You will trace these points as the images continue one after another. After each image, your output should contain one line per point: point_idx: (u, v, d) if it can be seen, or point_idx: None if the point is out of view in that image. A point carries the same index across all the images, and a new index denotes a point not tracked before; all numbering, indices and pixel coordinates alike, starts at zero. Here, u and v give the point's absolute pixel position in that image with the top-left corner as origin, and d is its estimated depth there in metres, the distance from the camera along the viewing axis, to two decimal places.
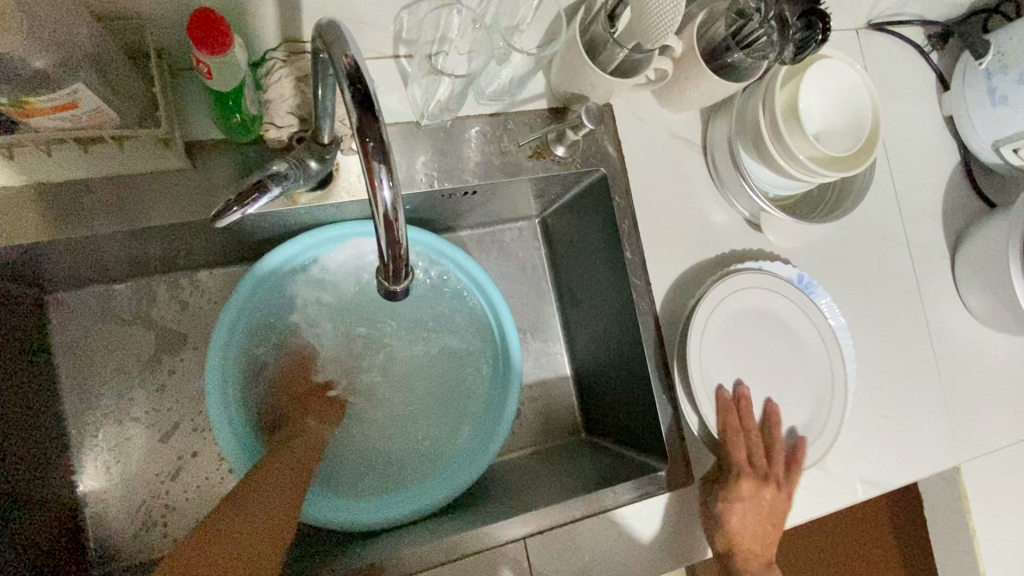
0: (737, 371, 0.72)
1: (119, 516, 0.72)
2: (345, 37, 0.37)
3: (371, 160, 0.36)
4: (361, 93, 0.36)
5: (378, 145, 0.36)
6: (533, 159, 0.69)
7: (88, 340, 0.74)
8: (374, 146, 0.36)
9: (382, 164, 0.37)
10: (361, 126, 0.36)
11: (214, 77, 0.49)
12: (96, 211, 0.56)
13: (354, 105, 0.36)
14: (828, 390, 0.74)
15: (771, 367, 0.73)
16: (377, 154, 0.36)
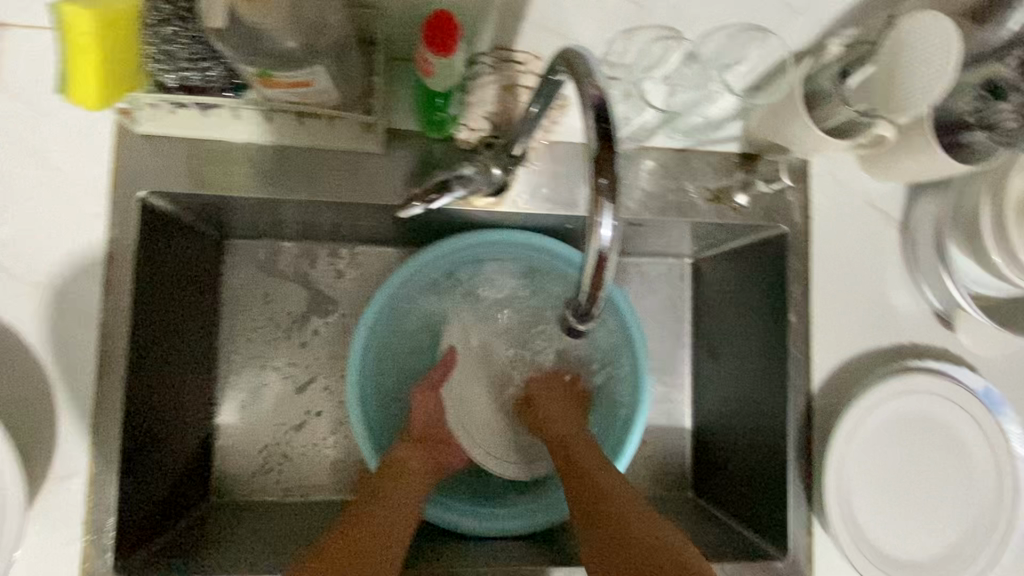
0: (885, 480, 0.65)
1: (242, 453, 0.78)
2: (592, 69, 0.37)
3: (599, 196, 0.36)
4: (605, 129, 0.36)
5: (610, 184, 0.36)
6: (710, 203, 0.66)
7: (251, 287, 0.80)
8: (606, 181, 0.36)
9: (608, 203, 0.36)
10: (599, 158, 0.36)
11: (433, 76, 0.51)
12: (294, 178, 0.60)
13: (595, 137, 0.36)
14: (988, 522, 0.65)
15: (927, 480, 0.65)
16: (607, 193, 0.36)
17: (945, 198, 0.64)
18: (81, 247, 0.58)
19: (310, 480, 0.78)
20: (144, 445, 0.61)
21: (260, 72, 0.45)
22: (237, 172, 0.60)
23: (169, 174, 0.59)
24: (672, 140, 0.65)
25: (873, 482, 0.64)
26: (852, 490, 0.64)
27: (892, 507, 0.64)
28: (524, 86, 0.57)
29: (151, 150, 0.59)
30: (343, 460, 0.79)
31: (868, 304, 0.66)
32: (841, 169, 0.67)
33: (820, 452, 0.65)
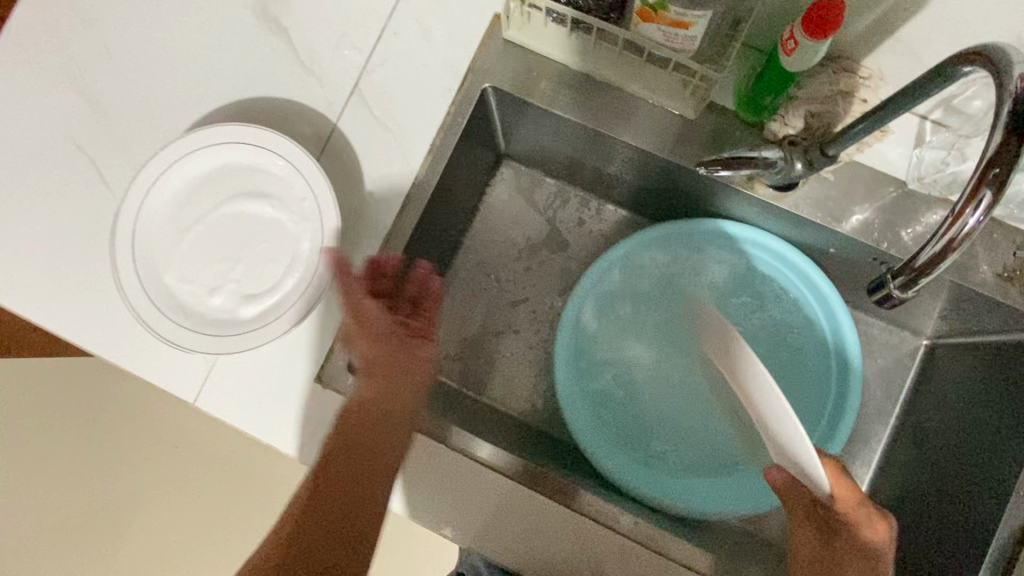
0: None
1: (443, 337, 0.86)
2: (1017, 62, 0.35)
3: (982, 183, 0.35)
4: (1019, 118, 0.33)
5: (1002, 174, 0.34)
6: (997, 279, 0.63)
7: (504, 204, 0.89)
8: (997, 173, 0.34)
9: (990, 194, 0.35)
10: (996, 153, 0.34)
11: (792, 55, 0.54)
12: (608, 112, 0.69)
13: (1001, 129, 0.34)
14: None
15: None
16: (994, 182, 0.35)
17: None
18: (428, 110, 0.69)
19: (490, 384, 0.85)
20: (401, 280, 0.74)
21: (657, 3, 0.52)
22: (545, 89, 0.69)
23: (505, 72, 0.69)
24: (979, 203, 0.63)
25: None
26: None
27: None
28: (861, 98, 0.59)
29: (504, 51, 0.70)
30: (522, 380, 0.86)
31: None
32: None
33: None
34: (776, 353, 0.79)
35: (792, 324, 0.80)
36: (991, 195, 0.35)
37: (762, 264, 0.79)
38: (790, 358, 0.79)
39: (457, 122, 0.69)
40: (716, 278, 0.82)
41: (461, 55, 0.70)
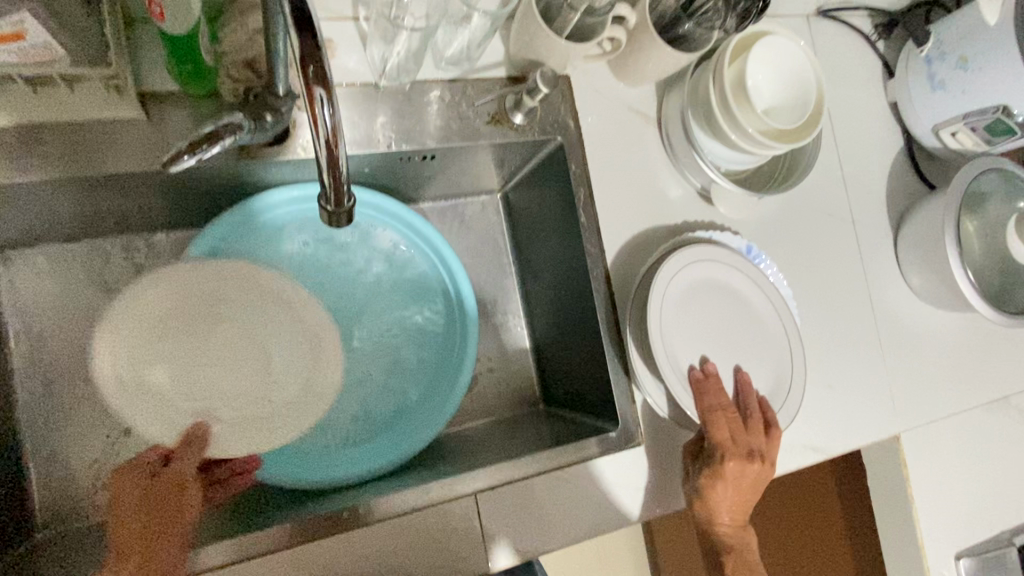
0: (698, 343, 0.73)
1: (68, 477, 0.71)
2: None
3: (311, 87, 0.42)
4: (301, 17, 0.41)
5: (318, 70, 0.42)
6: (491, 125, 0.71)
7: (38, 298, 0.73)
8: (313, 68, 0.41)
9: (322, 91, 0.42)
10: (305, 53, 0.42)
11: (167, 18, 0.52)
12: (46, 158, 0.55)
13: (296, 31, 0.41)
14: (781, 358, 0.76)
15: (738, 344, 0.75)
16: (317, 80, 0.42)
17: (684, 92, 0.74)
18: None
19: None
20: None
21: None
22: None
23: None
24: (441, 70, 0.69)
25: (688, 338, 0.73)
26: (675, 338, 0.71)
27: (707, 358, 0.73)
28: None
29: None
30: None
31: (644, 193, 0.75)
32: (597, 78, 0.75)
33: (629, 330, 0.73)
34: (387, 273, 0.80)
35: (379, 242, 0.79)
36: (324, 92, 0.42)
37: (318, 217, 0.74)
38: (399, 270, 0.80)
39: None
40: (294, 254, 0.76)
41: None
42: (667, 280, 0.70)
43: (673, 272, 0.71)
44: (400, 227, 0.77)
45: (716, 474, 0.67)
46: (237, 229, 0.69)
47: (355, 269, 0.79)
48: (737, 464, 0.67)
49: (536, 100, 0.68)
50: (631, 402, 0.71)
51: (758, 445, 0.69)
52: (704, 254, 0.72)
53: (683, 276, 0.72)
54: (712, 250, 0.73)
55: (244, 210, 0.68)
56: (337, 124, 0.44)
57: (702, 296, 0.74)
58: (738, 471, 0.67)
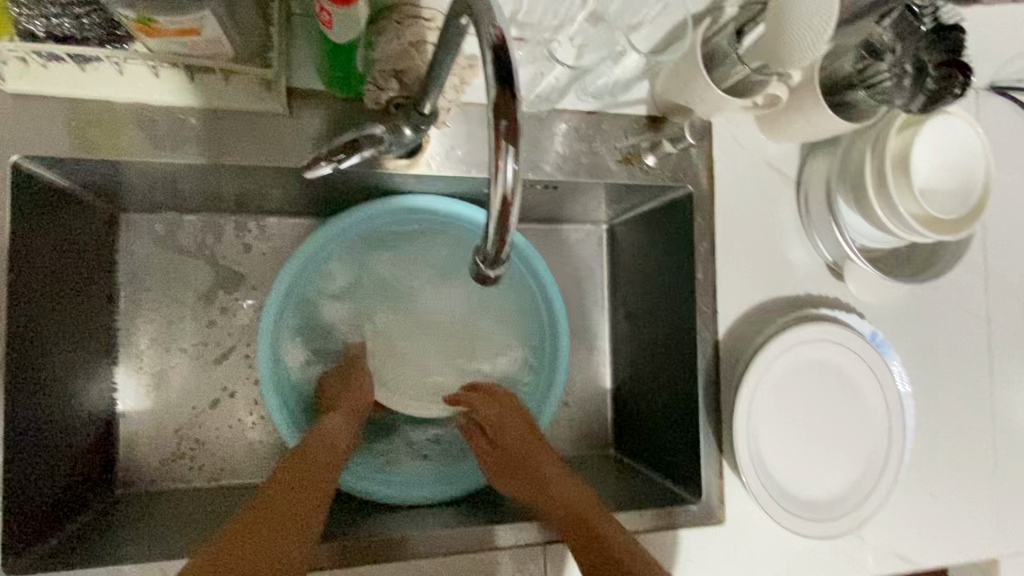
0: (796, 427, 0.66)
1: (150, 440, 0.73)
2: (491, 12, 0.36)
3: (500, 139, 0.35)
4: (504, 66, 0.34)
5: (511, 126, 0.35)
6: (621, 164, 0.67)
7: (148, 263, 0.74)
8: (507, 121, 0.35)
9: (511, 144, 0.35)
10: (499, 102, 0.35)
11: (333, 28, 0.48)
12: (191, 141, 0.57)
13: (495, 77, 0.35)
14: (883, 454, 0.68)
15: (841, 434, 0.68)
16: (508, 135, 0.35)
17: (833, 158, 0.69)
18: None
19: (227, 462, 0.74)
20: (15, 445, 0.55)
21: (139, 16, 0.41)
22: (125, 146, 0.56)
23: (52, 137, 0.54)
24: (582, 102, 0.66)
25: (787, 416, 0.66)
26: (774, 412, 0.66)
27: (803, 443, 0.66)
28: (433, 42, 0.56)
29: (21, 112, 0.54)
30: (260, 442, 0.76)
31: (767, 257, 0.71)
32: (740, 129, 0.70)
33: (728, 399, 0.69)
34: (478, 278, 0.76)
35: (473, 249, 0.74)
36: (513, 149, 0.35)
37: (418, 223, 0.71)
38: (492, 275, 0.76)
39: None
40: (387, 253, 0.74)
41: None
42: (770, 358, 0.65)
43: (779, 351, 0.65)
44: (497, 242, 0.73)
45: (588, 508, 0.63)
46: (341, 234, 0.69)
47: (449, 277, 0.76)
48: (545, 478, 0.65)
49: (676, 148, 0.65)
50: (717, 476, 0.68)
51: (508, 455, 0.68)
52: (823, 334, 0.67)
53: (794, 353, 0.66)
54: (834, 331, 0.67)
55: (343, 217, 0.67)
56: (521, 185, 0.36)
57: (812, 377, 0.67)
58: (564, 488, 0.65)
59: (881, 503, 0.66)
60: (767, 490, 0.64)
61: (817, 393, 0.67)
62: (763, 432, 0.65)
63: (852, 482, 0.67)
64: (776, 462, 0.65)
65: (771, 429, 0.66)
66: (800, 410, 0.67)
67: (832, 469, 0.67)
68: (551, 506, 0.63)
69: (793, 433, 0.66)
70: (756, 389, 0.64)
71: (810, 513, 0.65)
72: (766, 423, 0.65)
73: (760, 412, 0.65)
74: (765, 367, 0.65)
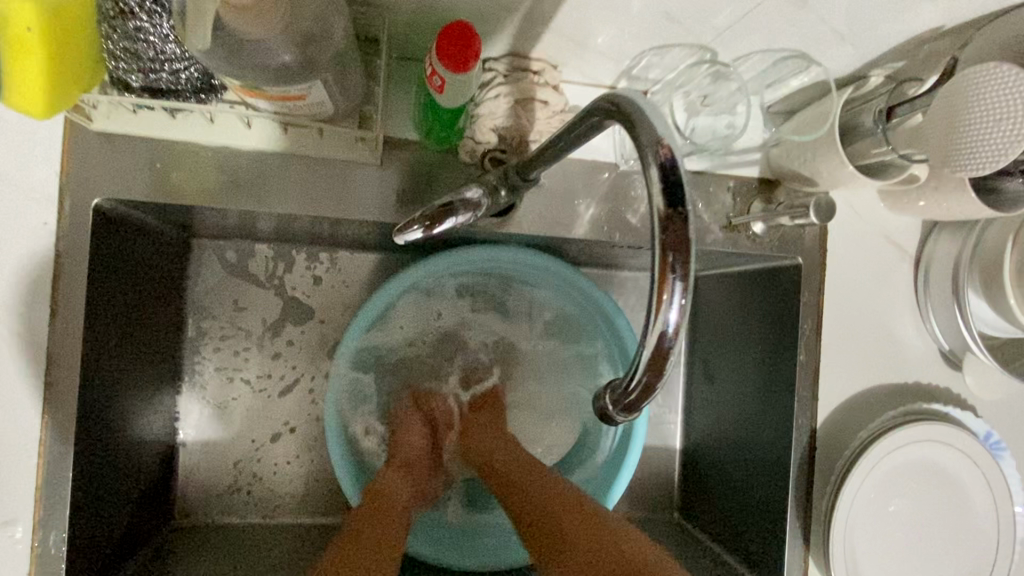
0: (896, 533, 0.61)
1: (207, 473, 0.71)
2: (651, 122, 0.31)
3: (667, 271, 0.30)
4: (669, 191, 0.30)
5: (683, 259, 0.30)
6: (726, 230, 0.62)
7: (218, 291, 0.72)
8: (673, 253, 0.30)
9: (675, 278, 0.30)
10: (663, 230, 0.30)
11: (444, 93, 0.44)
12: (278, 190, 0.53)
13: (657, 202, 0.30)
14: (988, 565, 0.62)
15: (944, 542, 0.62)
16: (678, 269, 0.30)
17: (965, 240, 0.62)
18: (26, 263, 0.50)
19: (283, 500, 0.72)
20: (84, 494, 0.54)
21: (245, 85, 0.37)
22: (208, 191, 0.53)
23: (134, 177, 0.51)
24: (691, 161, 0.60)
25: (886, 522, 0.61)
26: (872, 521, 0.60)
27: (901, 551, 0.61)
28: (540, 100, 0.52)
29: (105, 150, 0.51)
30: (317, 481, 0.73)
31: (877, 339, 0.65)
32: (859, 198, 0.64)
33: (821, 492, 0.63)
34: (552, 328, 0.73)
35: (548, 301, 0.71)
36: (681, 283, 0.30)
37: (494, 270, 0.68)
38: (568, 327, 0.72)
39: (77, 260, 0.51)
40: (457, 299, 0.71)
41: (41, 171, 0.50)
42: (873, 461, 0.59)
43: (882, 455, 0.59)
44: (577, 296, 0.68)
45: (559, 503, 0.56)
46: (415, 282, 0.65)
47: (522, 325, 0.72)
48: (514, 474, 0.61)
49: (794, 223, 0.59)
50: (801, 573, 0.63)
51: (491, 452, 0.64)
52: (931, 435, 0.60)
53: (899, 454, 0.60)
54: (945, 431, 0.61)
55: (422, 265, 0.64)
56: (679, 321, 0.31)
57: (916, 479, 0.61)
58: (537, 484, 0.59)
59: None
60: None
61: (919, 495, 0.62)
62: (860, 539, 0.60)
63: None
64: (871, 571, 0.60)
65: (867, 535, 0.60)
66: (900, 514, 0.61)
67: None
68: (524, 509, 0.57)
69: (891, 541, 0.61)
70: (852, 500, 0.59)
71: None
72: (863, 532, 0.60)
73: (859, 516, 0.60)
74: (861, 479, 0.59)
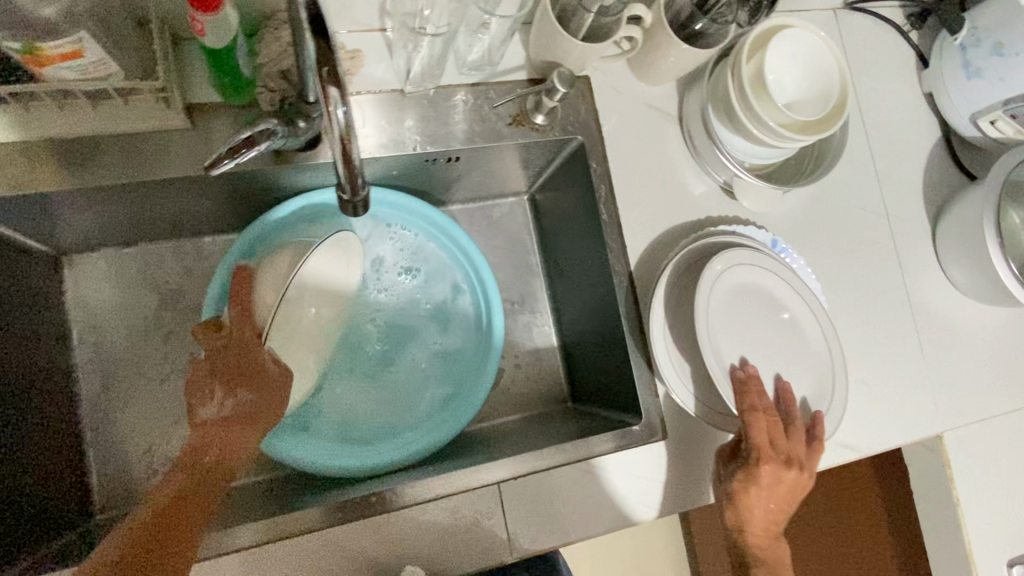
0: (740, 345, 0.71)
1: (120, 464, 0.76)
2: None
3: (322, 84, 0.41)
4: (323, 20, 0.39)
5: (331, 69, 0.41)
6: (513, 126, 0.73)
7: (98, 299, 0.78)
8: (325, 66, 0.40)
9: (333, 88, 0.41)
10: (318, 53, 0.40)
11: (207, 35, 0.54)
12: (103, 165, 0.61)
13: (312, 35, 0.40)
14: (825, 358, 0.74)
15: (782, 347, 0.73)
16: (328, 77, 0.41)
17: (704, 88, 0.75)
18: None
19: None
20: None
21: (23, 46, 0.46)
22: (44, 179, 0.60)
23: None
24: (464, 76, 0.72)
25: (734, 343, 0.71)
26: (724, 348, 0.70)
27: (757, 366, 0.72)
28: None
29: None
30: None
31: (665, 188, 0.76)
32: (617, 78, 0.76)
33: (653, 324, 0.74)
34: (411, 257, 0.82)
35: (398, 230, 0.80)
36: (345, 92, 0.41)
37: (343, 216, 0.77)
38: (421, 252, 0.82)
39: None
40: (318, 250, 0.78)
41: None
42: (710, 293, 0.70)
43: (716, 285, 0.70)
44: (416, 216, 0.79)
45: (750, 479, 0.67)
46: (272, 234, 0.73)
47: (381, 258, 0.81)
48: (773, 469, 0.67)
49: (556, 100, 0.70)
50: (655, 398, 0.72)
51: (798, 452, 0.69)
52: (738, 258, 0.72)
53: (721, 280, 0.71)
54: (748, 252, 0.72)
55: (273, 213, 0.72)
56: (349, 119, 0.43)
57: (740, 299, 0.72)
58: (773, 476, 0.67)
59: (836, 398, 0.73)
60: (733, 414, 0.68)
61: (751, 314, 0.73)
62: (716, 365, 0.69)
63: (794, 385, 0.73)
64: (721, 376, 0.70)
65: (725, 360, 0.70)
66: (737, 332, 0.72)
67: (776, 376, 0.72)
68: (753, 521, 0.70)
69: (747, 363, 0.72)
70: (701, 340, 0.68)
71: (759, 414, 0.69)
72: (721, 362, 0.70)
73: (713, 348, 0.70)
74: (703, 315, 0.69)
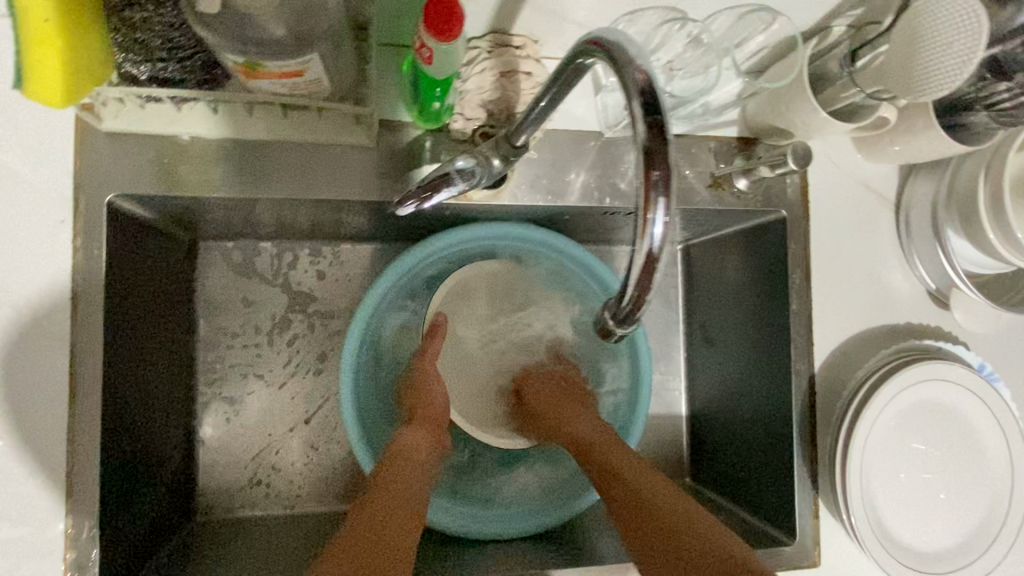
0: (909, 474, 0.63)
1: (226, 467, 0.72)
2: (634, 55, 0.32)
3: (650, 190, 0.32)
4: (655, 114, 0.31)
5: (664, 177, 0.32)
6: (710, 189, 0.64)
7: (228, 291, 0.74)
8: (660, 174, 0.31)
9: (662, 198, 0.32)
10: (651, 151, 0.31)
11: (433, 64, 0.47)
12: (278, 176, 0.56)
13: (637, 129, 0.32)
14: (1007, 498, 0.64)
15: (961, 482, 0.64)
16: (660, 186, 0.32)
17: (939, 179, 0.64)
18: (47, 259, 0.52)
19: (302, 491, 0.73)
20: (112, 484, 0.56)
21: (246, 62, 0.40)
22: (216, 184, 0.55)
23: (145, 177, 0.54)
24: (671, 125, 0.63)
25: (903, 470, 0.63)
26: (892, 475, 0.62)
27: (925, 498, 0.63)
28: (525, 72, 0.54)
29: (115, 146, 0.53)
30: (335, 471, 0.75)
31: (864, 283, 0.67)
32: (835, 151, 0.67)
33: (825, 435, 0.66)
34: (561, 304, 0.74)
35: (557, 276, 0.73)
36: (665, 199, 0.32)
37: (514, 250, 0.71)
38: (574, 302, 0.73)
39: (92, 254, 0.53)
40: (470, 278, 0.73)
41: (57, 172, 0.53)
42: (887, 410, 0.62)
43: (895, 402, 0.62)
44: (579, 267, 0.70)
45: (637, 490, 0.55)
46: (426, 259, 0.68)
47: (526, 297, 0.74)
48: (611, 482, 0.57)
49: (776, 174, 0.61)
50: (812, 515, 0.65)
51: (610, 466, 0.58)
52: (935, 375, 0.62)
53: (903, 399, 0.62)
54: (949, 372, 0.62)
55: (442, 238, 0.67)
56: (666, 237, 0.33)
57: (921, 423, 0.63)
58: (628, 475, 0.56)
59: (1007, 546, 0.63)
60: (891, 552, 0.60)
61: (933, 441, 0.64)
62: (877, 492, 0.62)
63: (975, 532, 0.63)
64: (887, 510, 0.62)
65: (889, 486, 0.62)
66: (911, 458, 0.63)
67: (950, 517, 0.63)
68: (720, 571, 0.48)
69: (912, 494, 0.63)
70: (863, 463, 0.61)
71: (931, 566, 0.61)
72: (882, 488, 0.62)
73: (876, 472, 0.62)
74: (869, 432, 0.61)
